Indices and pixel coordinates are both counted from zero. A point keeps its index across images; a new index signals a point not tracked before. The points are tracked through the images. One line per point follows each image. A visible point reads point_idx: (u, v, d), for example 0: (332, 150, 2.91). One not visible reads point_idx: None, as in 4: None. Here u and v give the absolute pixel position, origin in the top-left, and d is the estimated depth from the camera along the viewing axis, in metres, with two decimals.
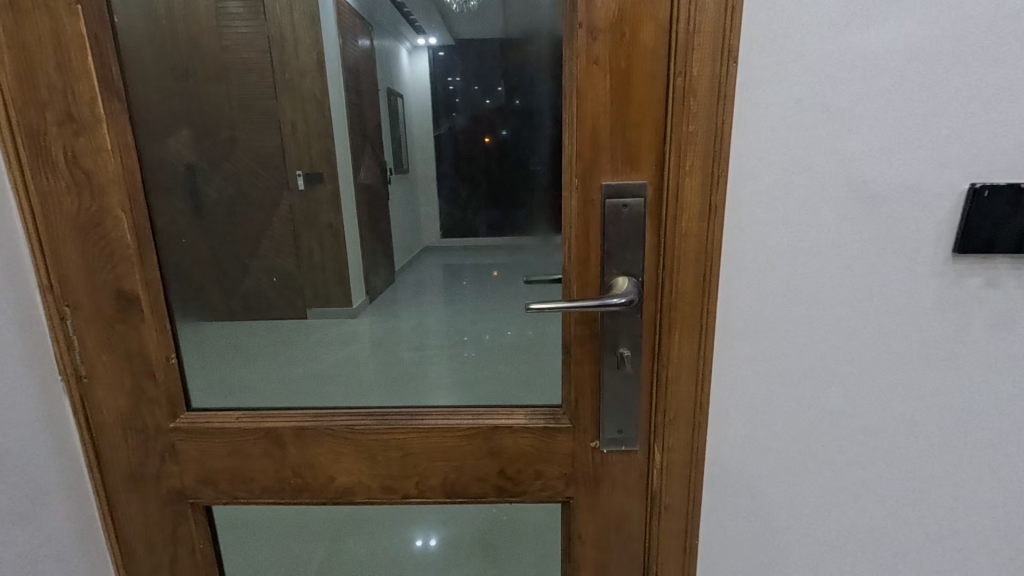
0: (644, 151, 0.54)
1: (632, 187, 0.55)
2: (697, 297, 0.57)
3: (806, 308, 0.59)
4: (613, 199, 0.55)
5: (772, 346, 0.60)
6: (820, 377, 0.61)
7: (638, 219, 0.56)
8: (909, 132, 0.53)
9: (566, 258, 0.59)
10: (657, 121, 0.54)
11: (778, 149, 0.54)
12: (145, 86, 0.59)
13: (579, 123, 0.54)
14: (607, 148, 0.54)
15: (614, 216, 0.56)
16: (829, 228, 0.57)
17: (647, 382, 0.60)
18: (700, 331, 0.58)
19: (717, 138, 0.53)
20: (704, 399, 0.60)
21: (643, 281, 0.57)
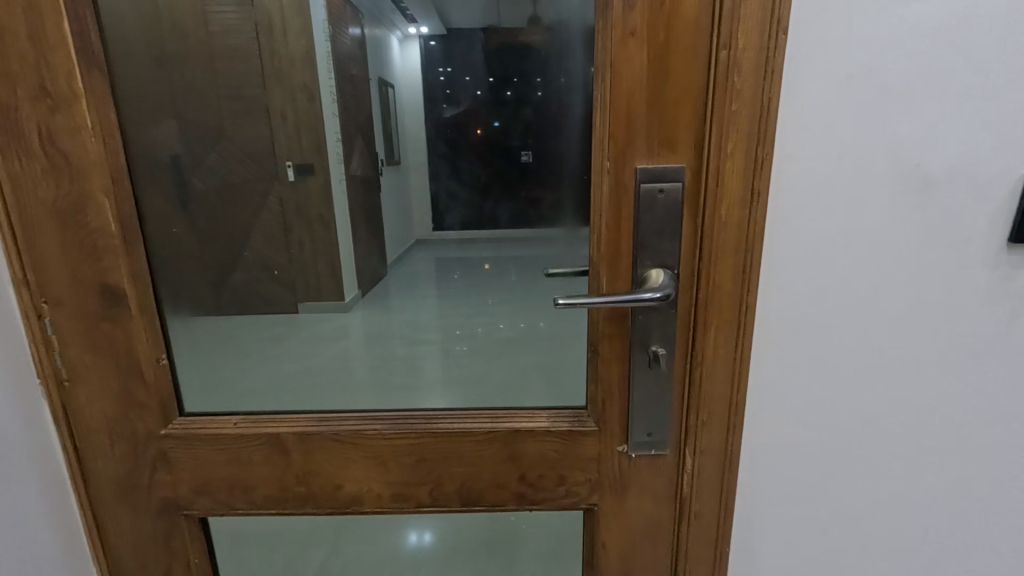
0: (682, 132, 0.50)
1: (669, 171, 0.51)
2: (736, 291, 0.53)
3: (850, 301, 0.55)
4: (648, 184, 0.51)
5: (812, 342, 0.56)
6: (863, 375, 0.57)
7: (675, 206, 0.51)
8: (968, 112, 0.50)
9: (593, 248, 0.54)
10: (696, 99, 0.49)
11: (827, 130, 0.50)
12: (128, 57, 0.53)
13: (612, 100, 0.49)
14: (643, 129, 0.50)
15: (649, 203, 0.51)
16: (877, 215, 0.53)
17: (680, 383, 0.57)
18: (738, 327, 0.54)
19: (762, 116, 0.48)
20: (739, 399, 0.56)
21: (678, 273, 0.53)
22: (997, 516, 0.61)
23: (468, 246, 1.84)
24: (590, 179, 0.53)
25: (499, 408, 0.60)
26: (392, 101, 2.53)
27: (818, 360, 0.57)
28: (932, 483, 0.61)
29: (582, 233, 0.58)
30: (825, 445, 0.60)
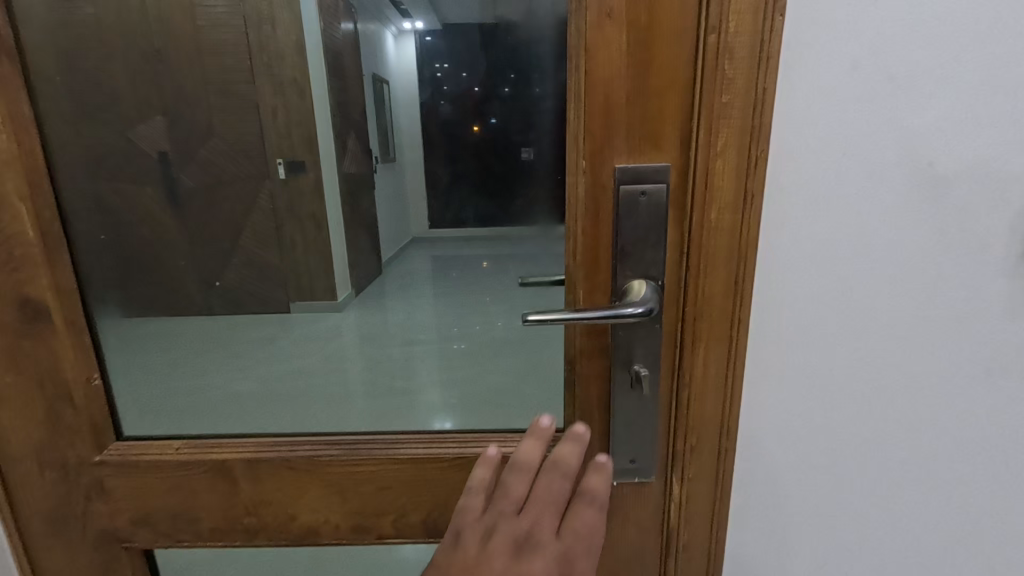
0: (667, 126, 0.45)
1: (652, 171, 0.45)
2: (728, 304, 0.48)
3: (853, 315, 0.50)
4: (629, 186, 0.46)
5: (811, 359, 0.51)
6: (869, 396, 0.52)
7: (659, 210, 0.46)
8: (988, 105, 0.44)
9: (569, 256, 0.49)
10: (683, 90, 0.44)
11: (828, 124, 0.45)
12: (46, 46, 0.48)
13: (588, 90, 0.44)
14: (623, 123, 0.45)
15: (630, 208, 0.46)
16: (885, 219, 0.47)
17: (666, 404, 0.51)
18: (730, 344, 0.49)
19: (756, 109, 0.43)
20: (732, 422, 0.51)
21: (663, 284, 0.48)
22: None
23: (461, 245, 1.78)
24: (565, 180, 0.48)
25: (469, 431, 0.55)
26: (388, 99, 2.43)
27: (818, 378, 0.52)
28: (946, 514, 0.55)
29: (560, 239, 0.53)
30: (826, 471, 0.55)
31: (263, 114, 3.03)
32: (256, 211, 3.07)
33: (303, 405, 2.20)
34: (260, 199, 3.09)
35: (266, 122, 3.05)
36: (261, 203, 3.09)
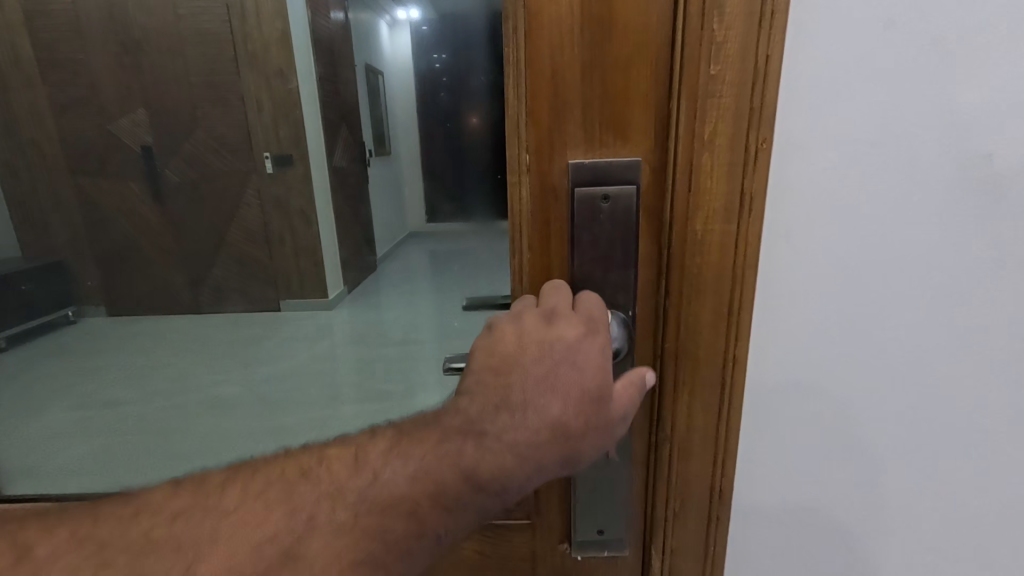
0: (637, 111, 0.34)
1: (617, 170, 0.35)
2: (719, 340, 0.37)
3: (878, 352, 0.39)
4: (587, 191, 0.36)
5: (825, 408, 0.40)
6: (896, 455, 0.41)
7: (627, 222, 0.36)
8: None
9: (515, 276, 0.40)
10: (659, 61, 0.33)
11: (851, 105, 0.34)
12: None
13: (529, 61, 0.34)
14: (577, 106, 0.34)
15: (588, 220, 0.36)
16: (922, 229, 0.36)
17: (642, 462, 0.42)
18: (722, 389, 0.38)
19: (755, 84, 0.32)
20: (726, 484, 0.41)
21: (635, 315, 0.38)
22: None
23: (458, 241, 1.63)
24: (507, 180, 0.38)
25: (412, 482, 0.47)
26: (383, 90, 2.14)
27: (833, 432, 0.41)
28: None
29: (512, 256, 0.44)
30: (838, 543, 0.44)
31: (249, 108, 2.70)
32: (243, 208, 2.88)
33: (289, 413, 2.12)
34: (247, 195, 2.85)
35: (252, 116, 2.71)
36: (248, 199, 2.86)
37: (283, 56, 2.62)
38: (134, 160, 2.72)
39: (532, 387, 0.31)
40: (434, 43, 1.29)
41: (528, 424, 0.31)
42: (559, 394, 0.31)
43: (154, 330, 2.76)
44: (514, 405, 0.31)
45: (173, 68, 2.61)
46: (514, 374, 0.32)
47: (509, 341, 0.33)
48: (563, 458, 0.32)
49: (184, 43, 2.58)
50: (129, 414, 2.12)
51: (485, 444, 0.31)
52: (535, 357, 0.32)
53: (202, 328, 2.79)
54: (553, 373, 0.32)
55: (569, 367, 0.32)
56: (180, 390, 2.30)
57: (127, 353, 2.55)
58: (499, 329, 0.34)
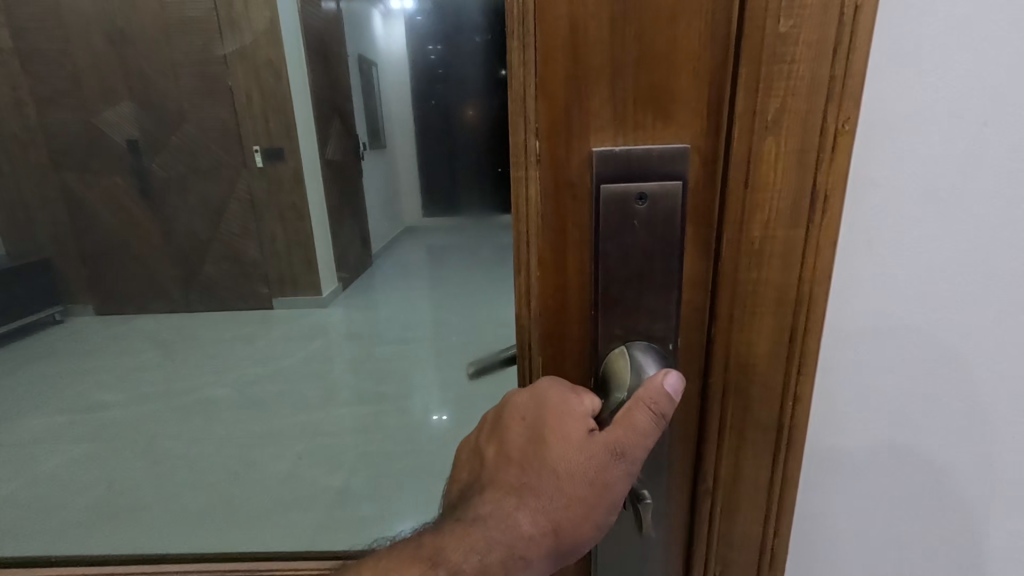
0: (687, 82, 0.27)
1: (656, 160, 0.28)
2: (778, 374, 0.30)
3: (968, 349, 0.34)
4: (617, 190, 0.29)
5: (914, 441, 0.35)
6: (997, 495, 0.36)
7: (668, 230, 0.29)
8: None
9: (521, 299, 0.33)
10: (716, 14, 0.26)
11: (965, 85, 0.29)
12: None
13: (543, 15, 0.27)
14: (606, 76, 0.27)
15: (618, 229, 0.30)
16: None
17: (681, 528, 0.35)
18: (781, 429, 0.32)
19: (841, 42, 0.25)
20: (781, 541, 0.34)
21: (676, 348, 0.31)
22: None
23: (456, 236, 1.54)
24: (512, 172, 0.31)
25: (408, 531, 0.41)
26: (376, 80, 2.05)
27: (923, 471, 0.36)
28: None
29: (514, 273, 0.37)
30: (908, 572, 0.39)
31: (237, 100, 2.57)
32: (234, 204, 2.74)
33: (283, 416, 2.05)
34: (236, 192, 2.72)
35: (240, 107, 2.58)
36: (239, 195, 2.72)
37: (272, 46, 2.47)
38: (120, 155, 2.62)
39: (505, 500, 0.31)
40: (429, 33, 1.22)
41: (492, 500, 0.31)
42: (532, 508, 0.30)
43: (144, 331, 2.67)
44: (488, 520, 0.31)
45: (158, 59, 2.50)
46: (492, 485, 0.31)
47: (492, 445, 0.33)
48: (555, 558, 0.30)
49: (170, 34, 2.46)
50: (117, 419, 2.05)
51: (451, 528, 0.32)
52: (489, 434, 0.34)
53: (192, 329, 2.69)
54: (526, 484, 0.30)
55: (519, 422, 0.32)
56: (168, 393, 2.21)
57: (115, 354, 2.48)
58: (487, 422, 0.34)
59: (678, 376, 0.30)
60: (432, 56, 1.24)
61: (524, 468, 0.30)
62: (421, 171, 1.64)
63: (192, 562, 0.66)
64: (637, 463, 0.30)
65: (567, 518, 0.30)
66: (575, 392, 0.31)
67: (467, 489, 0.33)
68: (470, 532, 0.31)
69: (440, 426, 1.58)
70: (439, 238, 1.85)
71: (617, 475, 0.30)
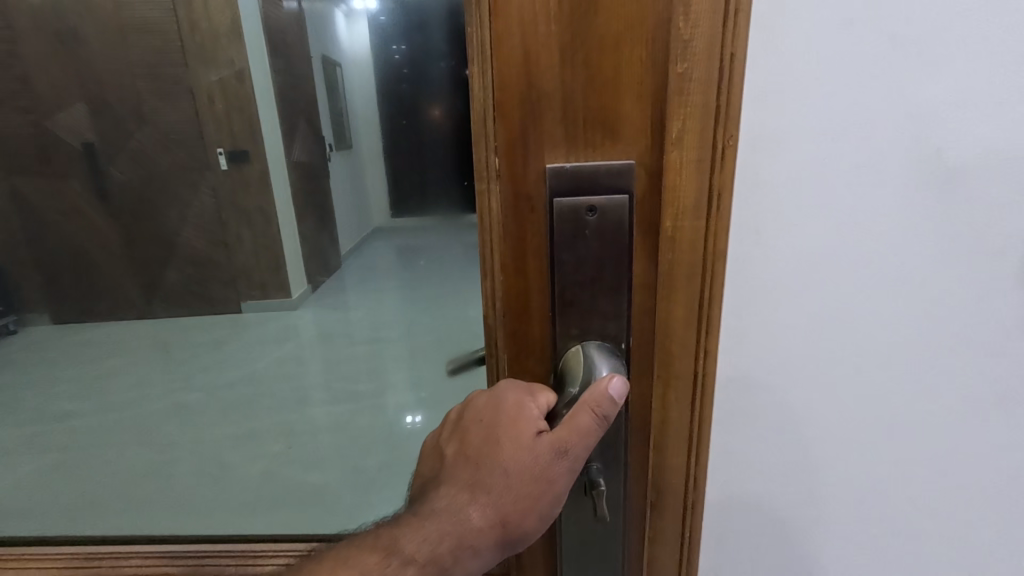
0: (620, 108, 0.35)
1: (603, 176, 0.36)
2: (691, 337, 0.39)
3: (851, 329, 0.42)
4: (570, 202, 0.37)
5: (808, 401, 0.44)
6: (874, 447, 0.45)
7: (614, 235, 0.37)
8: (998, 82, 0.36)
9: (492, 299, 0.42)
10: (641, 57, 0.34)
11: (831, 115, 0.36)
12: None
13: (498, 61, 0.34)
14: (555, 106, 0.35)
15: (571, 238, 0.38)
16: (887, 216, 0.39)
17: (628, 497, 0.44)
18: (697, 383, 0.41)
19: (723, 80, 0.34)
20: (701, 474, 0.43)
21: (627, 347, 0.40)
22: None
23: (425, 235, 1.59)
24: (477, 185, 0.39)
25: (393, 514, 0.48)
26: (340, 80, 2.06)
27: (813, 426, 0.45)
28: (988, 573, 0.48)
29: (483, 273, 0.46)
30: (808, 517, 0.47)
31: (199, 101, 2.58)
32: (198, 207, 2.72)
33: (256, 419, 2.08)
34: (201, 194, 2.72)
35: (203, 108, 2.59)
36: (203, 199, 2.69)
37: (235, 46, 2.47)
38: (75, 159, 2.54)
39: (462, 495, 0.37)
40: (394, 35, 1.28)
41: (447, 495, 0.38)
42: (484, 500, 0.37)
43: (106, 338, 2.64)
44: (444, 513, 0.37)
45: (115, 60, 2.45)
46: (451, 480, 0.38)
47: (455, 448, 0.40)
48: (502, 543, 0.37)
49: (126, 34, 2.42)
50: (83, 427, 2.04)
51: (413, 517, 0.38)
52: (453, 437, 0.41)
53: (159, 335, 2.65)
54: (479, 481, 0.37)
55: (480, 427, 0.39)
56: (136, 401, 2.22)
57: (83, 360, 2.45)
58: (455, 426, 0.41)
59: (621, 381, 0.38)
60: (397, 57, 1.28)
61: (478, 464, 0.37)
62: (390, 170, 1.67)
63: (189, 546, 0.73)
64: (578, 459, 0.37)
65: (512, 505, 0.37)
66: (531, 396, 0.39)
67: (430, 483, 0.40)
68: (426, 521, 0.37)
69: (415, 424, 1.63)
70: (406, 236, 1.90)
71: (559, 469, 0.37)
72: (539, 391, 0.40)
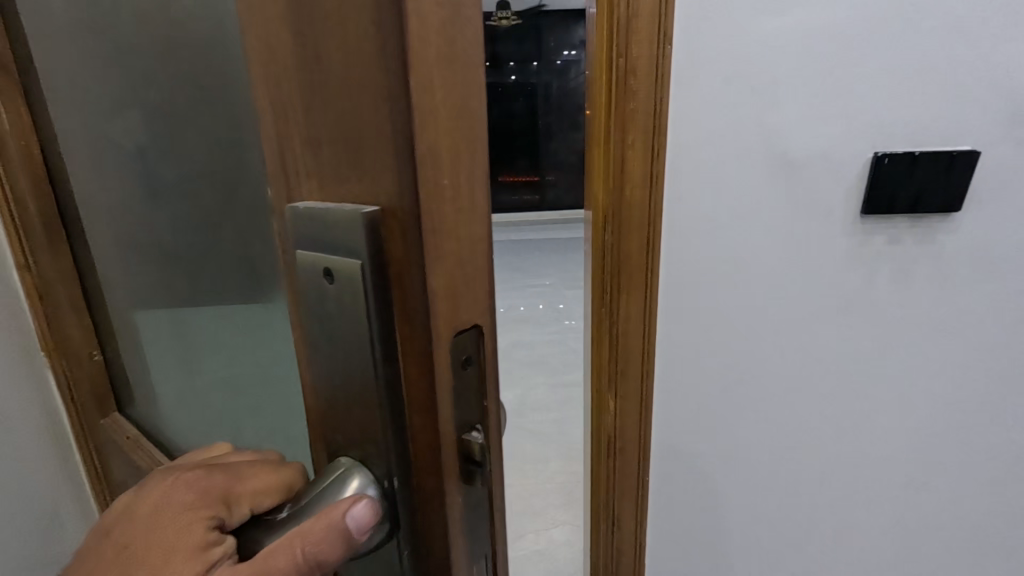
0: (322, 117, 0.22)
1: (344, 153, 0.21)
2: (639, 277, 0.66)
3: (742, 267, 0.66)
4: (308, 256, 0.23)
5: (718, 317, 0.68)
6: (763, 345, 0.69)
7: (339, 321, 0.23)
8: (824, 108, 0.59)
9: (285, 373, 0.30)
10: None
11: (716, 134, 0.61)
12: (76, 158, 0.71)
13: None
14: (294, 96, 0.22)
15: (322, 314, 0.24)
16: (754, 192, 0.63)
17: None
18: (645, 299, 0.67)
19: (655, 114, 0.60)
20: (649, 369, 0.70)
21: (404, 496, 0.24)
22: (886, 465, 0.74)
23: None
24: None
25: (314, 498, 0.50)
26: None
27: (723, 334, 0.68)
28: (832, 445, 0.73)
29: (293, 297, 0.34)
30: (724, 396, 0.71)
31: None
32: None
33: None
34: None
35: None
36: None
37: None
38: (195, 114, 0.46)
39: None
40: None
41: None
42: None
43: None
44: None
45: None
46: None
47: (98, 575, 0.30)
48: None
49: None
50: None
51: None
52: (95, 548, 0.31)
53: None
54: None
55: (125, 547, 0.29)
56: None
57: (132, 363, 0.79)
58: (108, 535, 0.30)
59: (362, 512, 0.23)
60: None
61: None
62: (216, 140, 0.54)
63: None
64: None
65: None
66: (222, 516, 0.28)
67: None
68: None
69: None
70: None
71: None
72: (241, 484, 0.28)
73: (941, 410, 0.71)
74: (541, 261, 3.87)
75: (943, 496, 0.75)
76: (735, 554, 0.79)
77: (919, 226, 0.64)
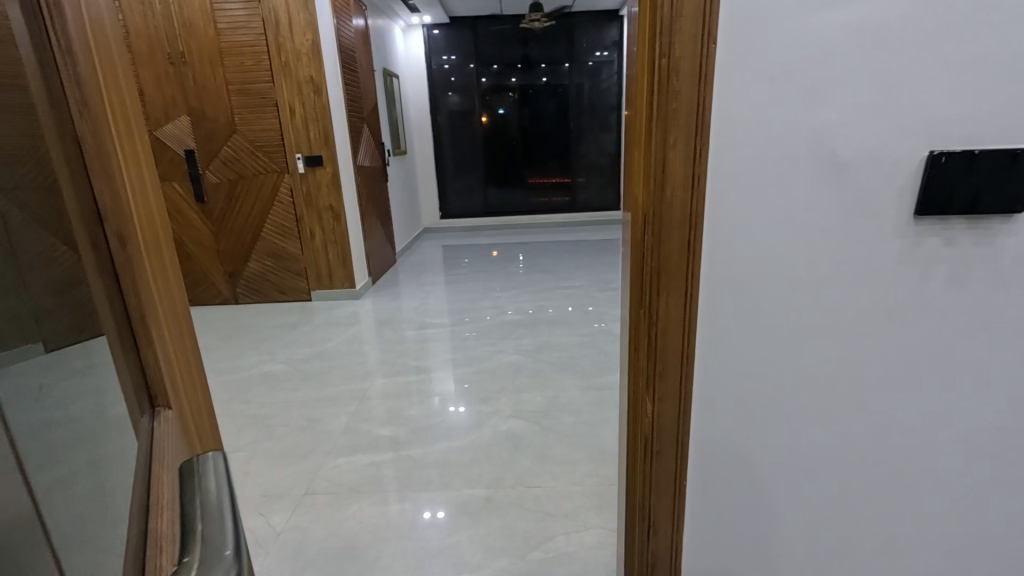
0: None
1: None
2: (680, 278, 0.65)
3: (786, 268, 0.64)
4: None
5: (761, 320, 0.67)
6: (808, 349, 0.67)
7: None
8: (876, 105, 0.58)
9: None
10: None
11: (763, 133, 0.60)
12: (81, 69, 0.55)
13: None
14: None
15: None
16: (801, 191, 0.61)
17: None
18: (686, 301, 0.66)
19: (698, 113, 0.59)
20: (688, 371, 0.69)
21: None
22: (937, 474, 0.71)
23: None
24: None
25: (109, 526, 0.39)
26: None
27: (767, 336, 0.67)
28: (880, 454, 0.71)
29: None
30: (766, 400, 0.70)
31: None
32: (278, 205, 3.00)
33: None
34: (280, 193, 2.98)
35: (285, 121, 2.85)
36: (280, 198, 2.99)
37: (314, 64, 2.76)
38: None
39: None
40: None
41: None
42: None
43: None
44: None
45: None
46: None
47: None
48: None
49: (223, 56, 2.76)
50: None
51: None
52: None
53: (228, 319, 2.93)
54: None
55: None
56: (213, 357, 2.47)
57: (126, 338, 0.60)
58: None
59: None
60: None
61: None
62: None
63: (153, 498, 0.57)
64: None
65: None
66: None
67: None
68: None
69: (458, 415, 1.88)
70: None
71: None
72: None
73: (1000, 421, 0.67)
74: (570, 262, 3.89)
75: (998, 509, 0.72)
76: (773, 562, 0.77)
77: (977, 227, 0.61)
